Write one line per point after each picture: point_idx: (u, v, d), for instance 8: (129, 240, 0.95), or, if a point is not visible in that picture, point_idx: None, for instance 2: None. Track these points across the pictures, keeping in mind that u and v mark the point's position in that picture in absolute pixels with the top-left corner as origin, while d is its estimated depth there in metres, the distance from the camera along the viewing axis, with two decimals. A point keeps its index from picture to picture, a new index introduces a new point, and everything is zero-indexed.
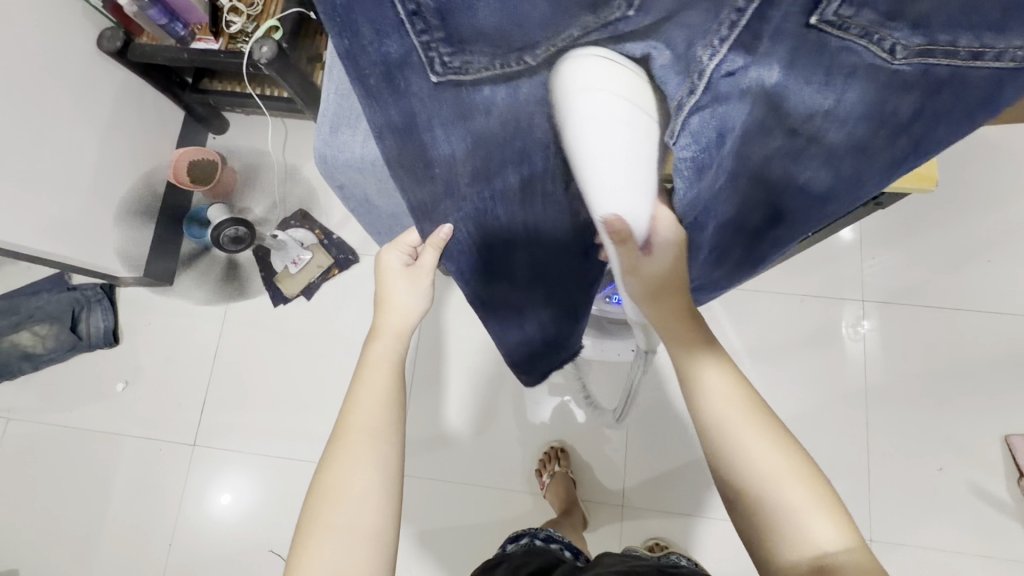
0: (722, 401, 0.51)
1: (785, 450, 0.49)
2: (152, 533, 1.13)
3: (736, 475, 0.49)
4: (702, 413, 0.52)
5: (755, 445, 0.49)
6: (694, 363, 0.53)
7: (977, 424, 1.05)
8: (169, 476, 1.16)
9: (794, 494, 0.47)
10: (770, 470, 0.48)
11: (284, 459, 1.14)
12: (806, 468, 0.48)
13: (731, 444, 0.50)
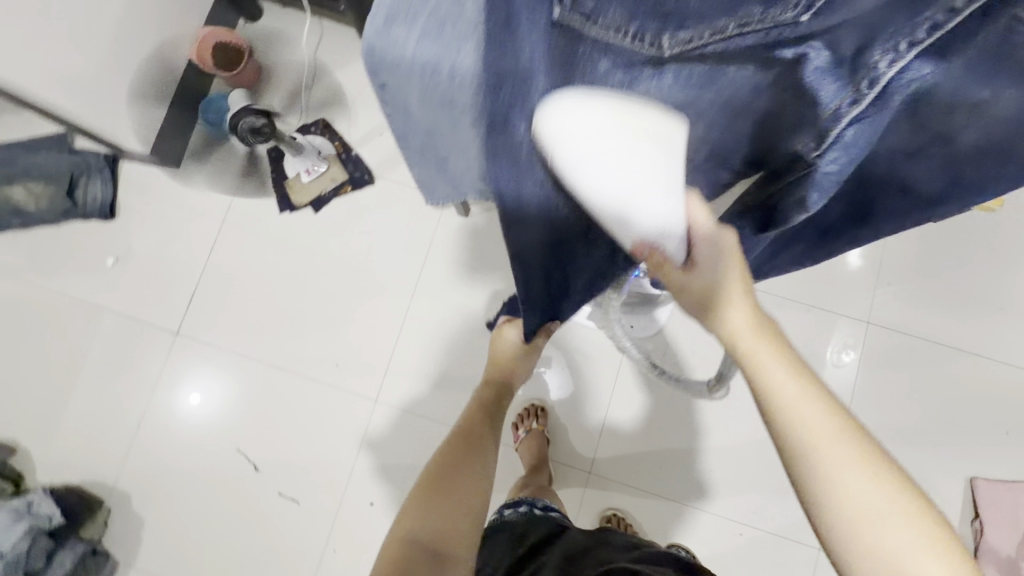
0: (807, 413, 0.42)
1: (888, 485, 0.40)
2: (121, 411, 1.13)
3: (830, 514, 0.41)
4: (785, 433, 0.43)
5: (854, 480, 0.41)
6: (758, 375, 0.44)
7: (946, 461, 1.07)
8: (147, 359, 1.15)
9: (896, 534, 0.39)
10: (864, 507, 0.40)
11: (265, 365, 1.13)
12: (907, 500, 0.40)
13: (819, 474, 0.41)
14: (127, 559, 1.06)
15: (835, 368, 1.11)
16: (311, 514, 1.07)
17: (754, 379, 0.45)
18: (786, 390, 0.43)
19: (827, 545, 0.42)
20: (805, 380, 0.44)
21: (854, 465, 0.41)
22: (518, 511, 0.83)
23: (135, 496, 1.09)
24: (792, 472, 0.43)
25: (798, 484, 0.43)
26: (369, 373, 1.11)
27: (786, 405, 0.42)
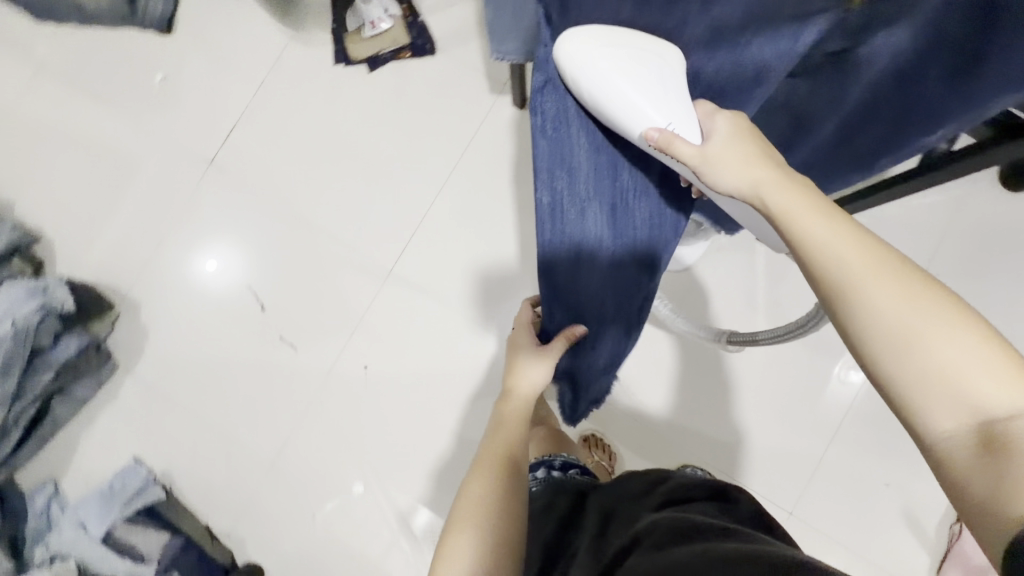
0: (837, 246, 0.43)
1: (928, 301, 0.39)
2: (144, 226, 1.15)
3: (875, 337, 0.40)
4: (819, 268, 0.43)
5: (888, 297, 0.40)
6: (790, 222, 0.46)
7: None
8: (176, 181, 1.15)
9: (943, 344, 0.37)
10: (905, 323, 0.39)
11: (288, 212, 1.12)
12: (950, 312, 0.39)
13: (854, 301, 0.41)
14: (128, 364, 1.11)
15: (840, 385, 1.04)
16: (308, 363, 1.09)
17: (785, 232, 0.47)
18: (815, 233, 0.44)
19: (876, 374, 0.40)
20: (841, 222, 0.44)
21: (889, 291, 0.40)
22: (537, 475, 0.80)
23: (144, 308, 1.12)
24: (831, 308, 0.43)
25: (836, 317, 0.42)
26: (387, 243, 1.09)
27: (811, 240, 0.44)
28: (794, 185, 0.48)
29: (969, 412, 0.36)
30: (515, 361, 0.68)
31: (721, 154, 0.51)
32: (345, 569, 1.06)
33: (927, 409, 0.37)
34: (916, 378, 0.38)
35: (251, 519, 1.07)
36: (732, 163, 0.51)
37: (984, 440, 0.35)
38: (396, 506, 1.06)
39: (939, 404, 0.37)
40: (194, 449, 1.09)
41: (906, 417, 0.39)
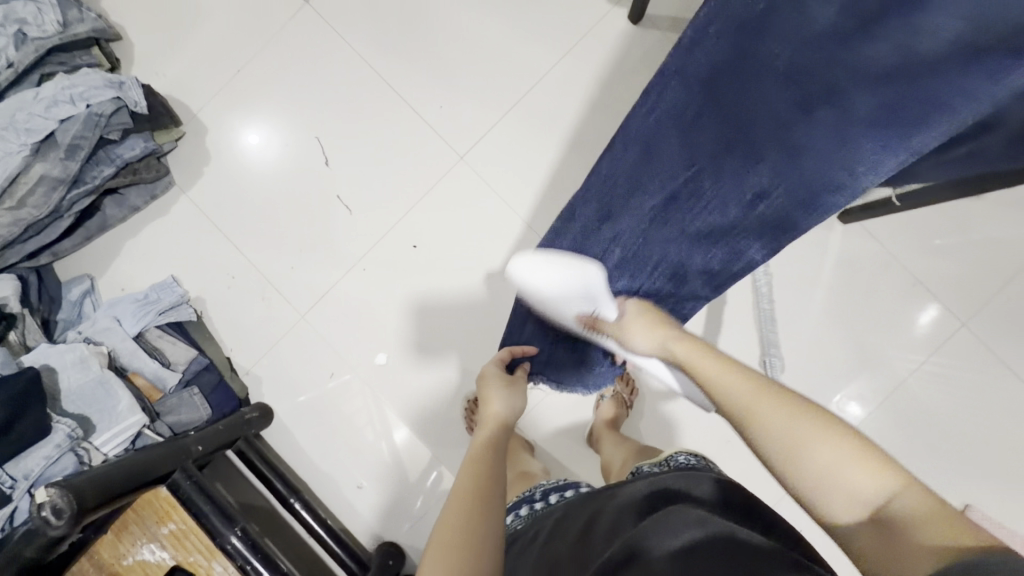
0: (735, 390, 0.53)
1: (810, 418, 0.47)
2: (227, 52, 1.12)
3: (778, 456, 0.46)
4: (724, 405, 0.53)
5: (775, 419, 0.48)
6: (702, 372, 0.57)
7: (957, 481, 1.02)
8: (267, 13, 1.11)
9: (824, 448, 0.44)
10: (785, 439, 0.47)
11: (374, 74, 1.09)
12: (826, 424, 0.46)
13: (753, 431, 0.49)
14: (185, 184, 1.11)
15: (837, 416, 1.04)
16: (359, 228, 1.09)
17: (698, 384, 0.58)
18: (712, 381, 0.55)
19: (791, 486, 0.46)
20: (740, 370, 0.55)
21: (774, 416, 0.48)
22: (519, 514, 0.79)
23: (211, 134, 1.11)
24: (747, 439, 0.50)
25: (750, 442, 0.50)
26: (467, 130, 1.08)
27: (721, 386, 0.54)
28: (698, 345, 0.61)
29: (862, 506, 0.42)
30: (488, 395, 0.78)
31: (634, 323, 0.67)
32: (350, 431, 1.08)
33: (829, 507, 0.43)
34: (817, 489, 0.44)
35: (271, 362, 1.09)
36: (641, 329, 0.66)
37: (874, 521, 0.41)
38: (412, 385, 1.09)
39: (839, 503, 0.43)
40: (231, 283, 1.10)
41: (820, 514, 0.44)
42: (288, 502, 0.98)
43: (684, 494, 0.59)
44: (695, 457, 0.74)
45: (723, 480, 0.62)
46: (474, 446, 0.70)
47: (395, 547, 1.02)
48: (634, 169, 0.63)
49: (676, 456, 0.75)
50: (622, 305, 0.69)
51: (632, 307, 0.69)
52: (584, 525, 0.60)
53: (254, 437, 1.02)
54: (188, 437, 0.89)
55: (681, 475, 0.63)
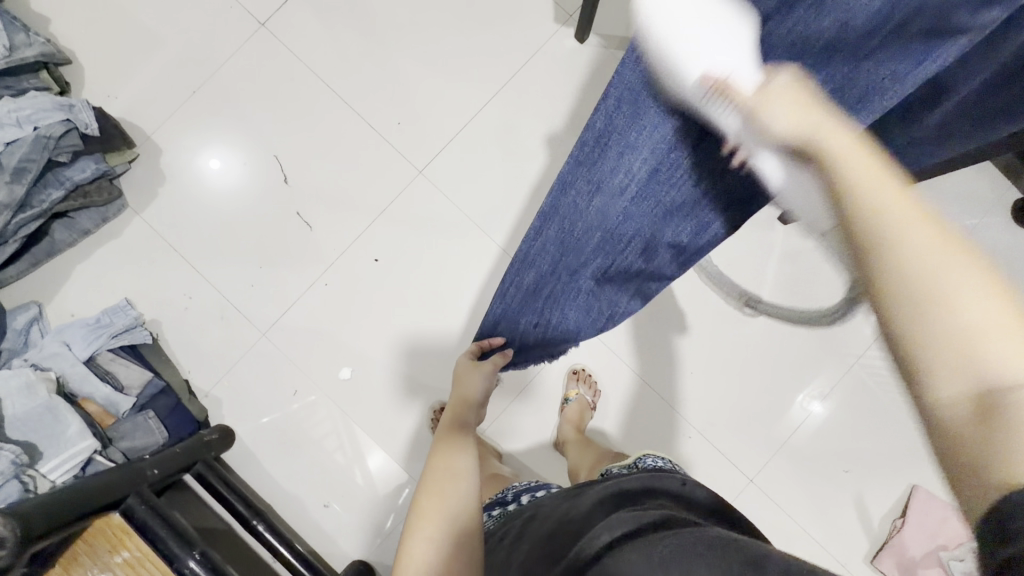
0: (920, 237, 0.32)
1: (974, 274, 0.30)
2: (182, 74, 1.12)
3: (907, 303, 0.31)
4: (854, 223, 0.34)
5: (937, 261, 0.31)
6: (855, 190, 0.36)
7: (905, 462, 1.07)
8: (223, 36, 1.12)
9: (970, 307, 0.30)
10: (961, 316, 0.30)
11: (332, 94, 1.12)
12: (977, 266, 0.31)
13: (918, 281, 0.31)
14: (139, 206, 1.09)
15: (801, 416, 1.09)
16: (321, 243, 1.10)
17: (844, 201, 0.36)
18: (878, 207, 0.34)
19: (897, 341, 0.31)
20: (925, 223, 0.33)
21: (975, 275, 0.30)
22: (489, 515, 0.79)
23: (167, 155, 1.11)
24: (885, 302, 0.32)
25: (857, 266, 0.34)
26: (426, 145, 1.11)
27: (897, 242, 0.32)
28: (877, 158, 0.39)
29: (975, 386, 0.29)
30: (461, 373, 0.82)
31: (779, 94, 0.48)
32: (316, 449, 1.07)
33: (931, 376, 0.30)
34: (931, 330, 0.30)
35: (233, 382, 1.07)
36: (791, 101, 0.46)
37: (979, 410, 0.28)
38: (377, 398, 1.08)
39: (949, 373, 0.29)
40: (189, 303, 1.08)
41: (913, 389, 0.31)
42: (250, 523, 0.95)
43: (649, 492, 0.55)
44: (663, 460, 0.68)
45: (691, 484, 0.57)
46: (448, 422, 0.77)
47: (367, 566, 1.02)
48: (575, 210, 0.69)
49: (645, 458, 0.68)
50: (774, 108, 0.47)
51: (770, 100, 0.48)
52: (546, 526, 0.58)
53: (214, 460, 0.99)
54: (143, 461, 0.87)
55: (649, 474, 0.59)
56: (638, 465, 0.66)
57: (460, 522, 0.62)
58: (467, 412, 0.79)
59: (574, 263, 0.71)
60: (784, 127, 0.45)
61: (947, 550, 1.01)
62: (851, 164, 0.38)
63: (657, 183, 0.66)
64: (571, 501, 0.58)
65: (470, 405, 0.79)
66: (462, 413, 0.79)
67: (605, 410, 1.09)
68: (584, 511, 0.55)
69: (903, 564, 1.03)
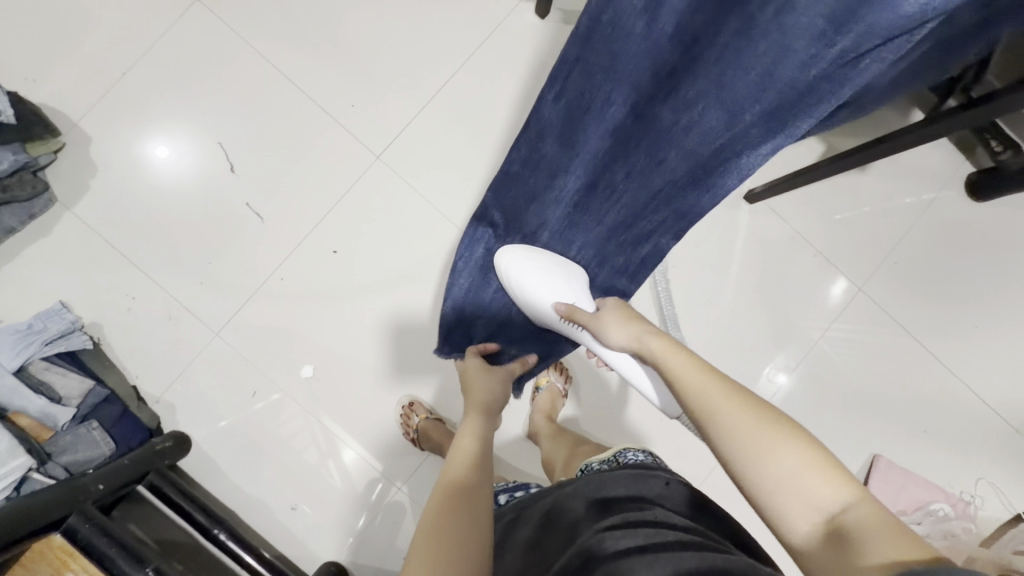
0: (789, 463, 0.45)
1: (771, 426, 0.48)
2: (111, 55, 1.02)
3: (735, 459, 0.48)
4: (690, 408, 0.55)
5: (785, 452, 0.46)
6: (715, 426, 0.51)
7: (865, 433, 1.10)
8: (154, 12, 1.03)
9: (743, 419, 0.50)
10: (791, 477, 0.45)
11: (280, 77, 1.04)
12: (789, 426, 0.48)
13: (751, 471, 0.47)
14: (68, 201, 1.01)
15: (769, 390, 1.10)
16: (275, 236, 1.04)
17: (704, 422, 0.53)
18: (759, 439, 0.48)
19: (734, 475, 0.49)
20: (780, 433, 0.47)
21: (822, 473, 0.44)
22: None
23: (97, 144, 1.02)
24: (702, 432, 0.53)
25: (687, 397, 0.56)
26: (383, 129, 1.06)
27: (756, 456, 0.47)
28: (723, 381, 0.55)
29: (816, 517, 0.43)
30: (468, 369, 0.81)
31: (609, 317, 0.71)
32: (278, 449, 1.02)
33: (786, 518, 0.44)
34: (762, 480, 0.46)
35: (185, 385, 1.01)
36: (617, 322, 0.70)
37: (830, 533, 0.42)
38: (342, 395, 1.04)
39: (795, 507, 0.44)
40: (132, 304, 1.01)
41: (780, 527, 0.45)
42: (211, 534, 0.90)
43: (638, 499, 0.52)
44: (645, 452, 0.65)
45: (676, 483, 0.55)
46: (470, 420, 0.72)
47: (338, 567, 0.98)
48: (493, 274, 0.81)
49: (625, 451, 0.65)
50: (676, 363, 0.59)
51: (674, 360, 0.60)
52: (534, 534, 0.54)
53: (168, 470, 0.94)
54: (87, 476, 0.81)
55: (631, 474, 0.56)
56: (618, 460, 0.63)
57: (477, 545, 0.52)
58: (486, 408, 0.75)
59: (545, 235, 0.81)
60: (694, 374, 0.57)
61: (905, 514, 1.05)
62: (733, 418, 0.50)
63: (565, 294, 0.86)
64: (557, 505, 0.55)
65: (487, 407, 0.75)
66: (481, 410, 0.74)
67: (578, 397, 1.08)
68: (575, 516, 0.52)
69: None
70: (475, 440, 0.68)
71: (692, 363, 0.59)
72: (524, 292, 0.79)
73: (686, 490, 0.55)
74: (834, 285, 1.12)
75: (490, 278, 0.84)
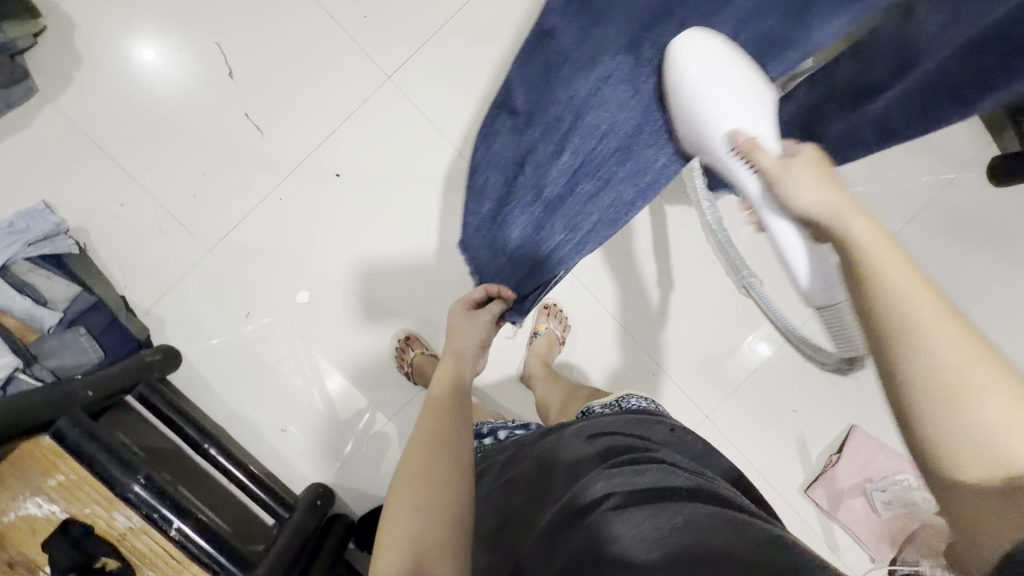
0: (997, 410, 0.31)
1: (979, 350, 0.32)
2: None
3: (909, 372, 0.33)
4: (861, 285, 0.37)
5: (991, 395, 0.31)
6: (888, 321, 0.35)
7: (846, 404, 1.13)
8: None
9: (948, 352, 0.33)
10: (1001, 430, 0.31)
11: None
12: (992, 358, 0.32)
13: (925, 396, 0.33)
14: (51, 92, 0.93)
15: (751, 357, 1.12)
16: (273, 152, 0.98)
17: (873, 338, 0.36)
18: (978, 388, 0.32)
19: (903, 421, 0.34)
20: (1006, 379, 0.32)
21: None
22: None
23: (81, 31, 0.93)
24: (866, 335, 0.36)
25: (857, 297, 0.38)
26: (396, 47, 0.98)
27: (948, 387, 0.32)
28: (952, 306, 0.34)
29: (997, 472, 0.30)
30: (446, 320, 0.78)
31: (800, 168, 0.51)
32: (269, 372, 1.02)
33: (950, 460, 0.32)
34: (963, 433, 0.31)
35: (175, 300, 0.99)
36: (811, 177, 0.50)
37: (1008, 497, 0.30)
38: (337, 324, 1.03)
39: (971, 458, 0.31)
40: (120, 211, 0.96)
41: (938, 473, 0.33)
42: (201, 448, 0.91)
43: (643, 439, 0.55)
44: (646, 400, 0.67)
45: (680, 430, 0.58)
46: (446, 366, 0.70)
47: (326, 488, 1.00)
48: (490, 172, 0.81)
49: (628, 398, 0.67)
50: (875, 259, 0.38)
51: (871, 246, 0.39)
52: (532, 470, 0.55)
53: (158, 382, 0.93)
54: (74, 381, 0.79)
55: (635, 420, 0.59)
56: (621, 405, 0.65)
57: (447, 494, 0.50)
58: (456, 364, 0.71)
59: (547, 150, 0.76)
60: (889, 276, 0.36)
61: (872, 481, 1.10)
62: (922, 339, 0.33)
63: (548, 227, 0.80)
64: (563, 443, 0.56)
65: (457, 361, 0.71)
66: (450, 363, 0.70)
67: (572, 346, 1.09)
68: (580, 454, 0.53)
69: (833, 494, 1.11)
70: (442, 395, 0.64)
71: (887, 257, 0.38)
72: (698, 116, 0.64)
73: (689, 438, 0.58)
74: None
75: (485, 197, 0.82)
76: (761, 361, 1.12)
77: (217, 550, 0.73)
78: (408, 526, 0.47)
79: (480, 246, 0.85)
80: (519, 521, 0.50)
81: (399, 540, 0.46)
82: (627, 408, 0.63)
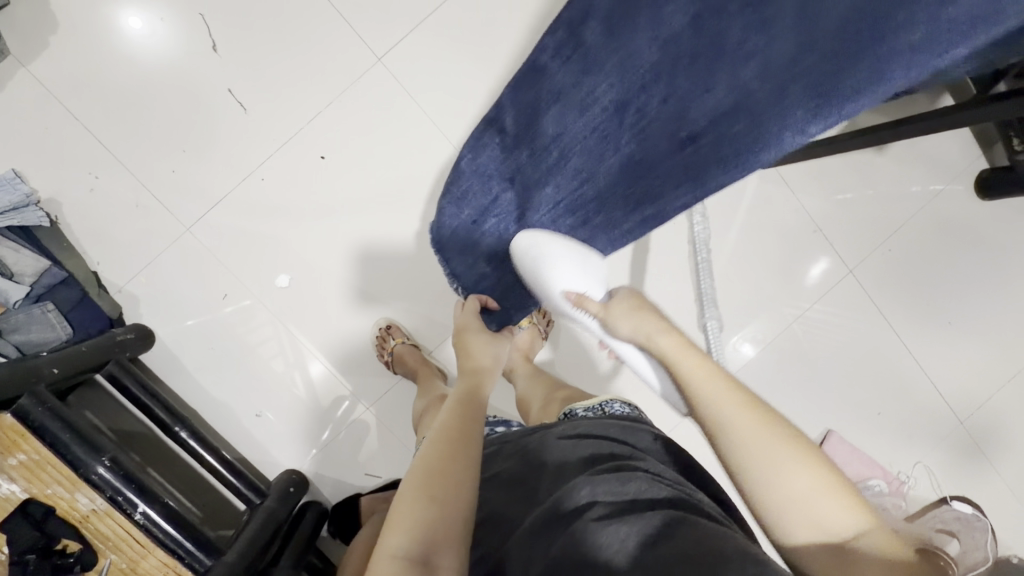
0: (800, 484, 0.45)
1: (782, 445, 0.47)
2: None
3: (743, 474, 0.48)
4: (692, 402, 0.53)
5: (794, 472, 0.46)
6: (719, 433, 0.50)
7: (823, 409, 1.14)
8: None
9: (762, 453, 0.47)
10: (813, 500, 0.45)
11: None
12: (798, 450, 0.47)
13: (760, 482, 0.47)
14: (23, 55, 0.89)
15: (733, 359, 1.12)
16: (259, 131, 0.95)
17: (715, 446, 0.50)
18: (789, 472, 0.46)
19: (751, 507, 0.48)
20: (816, 467, 0.46)
21: (836, 503, 0.44)
22: None
23: None
24: (709, 437, 0.51)
25: (702, 421, 0.52)
26: (389, 27, 0.96)
27: (771, 480, 0.46)
28: (765, 419, 0.49)
29: (829, 535, 0.44)
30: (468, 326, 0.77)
31: (618, 308, 0.65)
32: (246, 356, 1.00)
33: (784, 527, 0.46)
34: (772, 493, 0.46)
35: (150, 279, 0.96)
36: (626, 313, 0.63)
37: (836, 548, 0.44)
38: (316, 310, 1.01)
39: (795, 524, 0.45)
40: (95, 184, 0.93)
41: (774, 532, 0.47)
42: (171, 430, 0.89)
43: (629, 447, 0.54)
44: (630, 406, 0.66)
45: (663, 438, 0.58)
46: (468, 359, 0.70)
47: (300, 476, 0.99)
48: (463, 182, 0.87)
49: (611, 402, 0.67)
50: (705, 392, 0.52)
51: (689, 387, 0.53)
52: (514, 473, 0.54)
53: (130, 362, 0.91)
54: (40, 358, 0.77)
55: (621, 426, 0.58)
56: (606, 411, 0.64)
57: (453, 493, 0.48)
58: (478, 360, 0.70)
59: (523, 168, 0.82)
60: (724, 407, 0.50)
61: None
62: (738, 435, 0.48)
63: (512, 243, 0.86)
64: (546, 443, 0.55)
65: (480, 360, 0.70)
66: (469, 362, 0.70)
67: (556, 341, 1.08)
68: (562, 460, 0.52)
69: None
70: (462, 392, 0.63)
71: (726, 390, 0.51)
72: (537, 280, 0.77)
73: (671, 445, 0.58)
74: (814, 266, 1.11)
75: (461, 206, 0.88)
76: (742, 364, 1.13)
77: (183, 536, 0.72)
78: (408, 527, 0.46)
79: (453, 242, 0.90)
80: (496, 525, 0.49)
81: (401, 539, 0.45)
82: (612, 413, 0.62)
